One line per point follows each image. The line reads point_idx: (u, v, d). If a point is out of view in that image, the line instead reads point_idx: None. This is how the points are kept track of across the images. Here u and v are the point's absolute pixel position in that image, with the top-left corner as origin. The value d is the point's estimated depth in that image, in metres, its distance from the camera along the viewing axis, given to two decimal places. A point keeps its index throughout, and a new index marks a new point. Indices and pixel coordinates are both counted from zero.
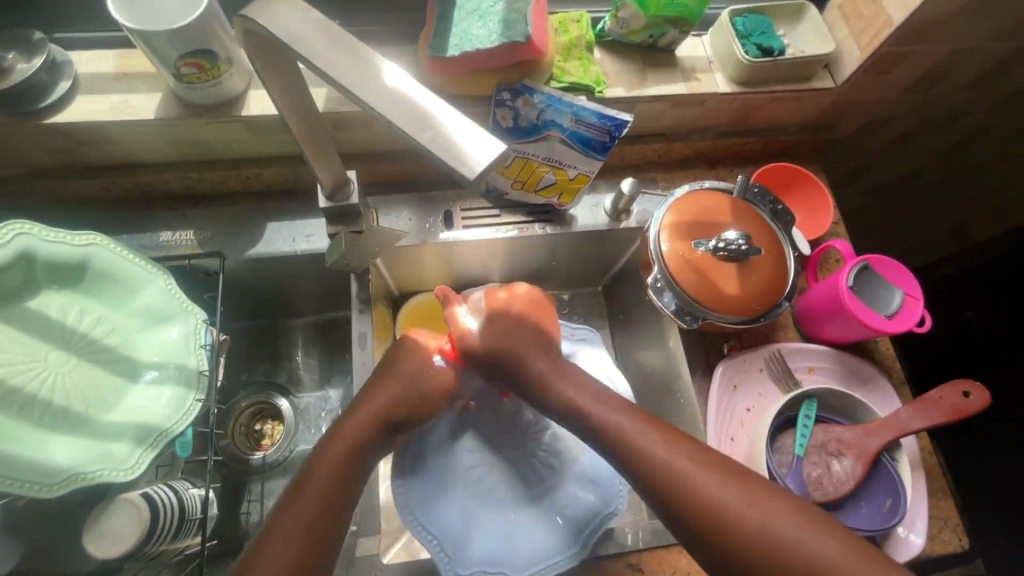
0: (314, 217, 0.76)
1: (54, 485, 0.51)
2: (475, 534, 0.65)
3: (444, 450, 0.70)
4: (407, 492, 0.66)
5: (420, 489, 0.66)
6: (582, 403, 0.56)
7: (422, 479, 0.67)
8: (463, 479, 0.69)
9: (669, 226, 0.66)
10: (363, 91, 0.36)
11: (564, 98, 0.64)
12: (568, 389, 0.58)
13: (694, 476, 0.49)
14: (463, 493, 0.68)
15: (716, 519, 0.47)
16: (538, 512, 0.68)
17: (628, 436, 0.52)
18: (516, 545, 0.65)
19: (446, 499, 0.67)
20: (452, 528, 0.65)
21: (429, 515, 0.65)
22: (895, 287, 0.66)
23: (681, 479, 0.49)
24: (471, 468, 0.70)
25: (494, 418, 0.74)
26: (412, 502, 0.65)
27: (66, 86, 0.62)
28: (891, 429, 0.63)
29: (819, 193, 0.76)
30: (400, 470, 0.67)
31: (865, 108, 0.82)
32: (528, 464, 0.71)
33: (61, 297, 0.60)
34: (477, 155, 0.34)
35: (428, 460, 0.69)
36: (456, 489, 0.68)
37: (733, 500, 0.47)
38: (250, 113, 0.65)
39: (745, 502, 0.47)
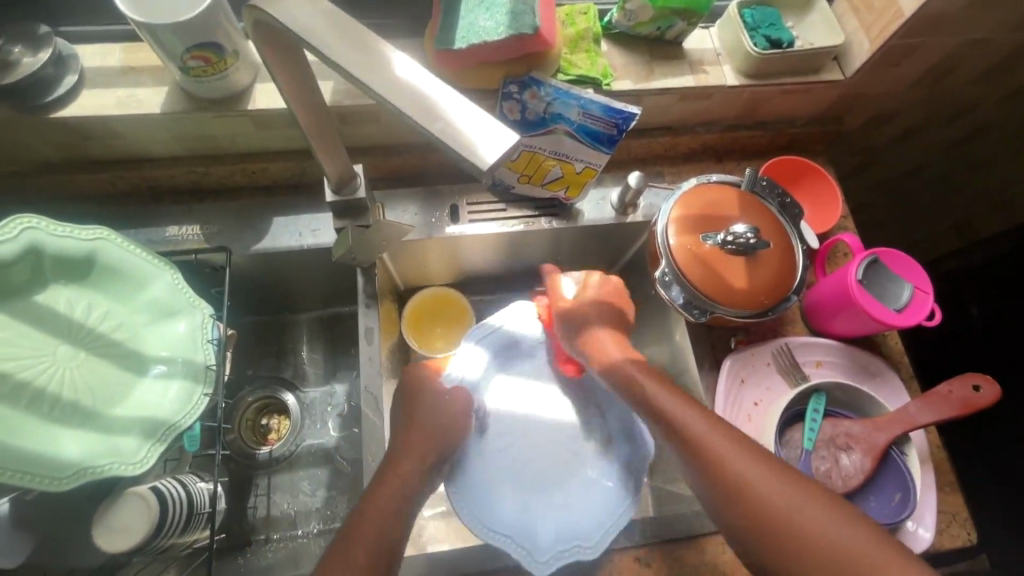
0: (320, 212, 0.76)
1: (65, 478, 0.51)
2: (541, 517, 0.65)
3: (481, 447, 0.68)
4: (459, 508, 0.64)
5: (475, 496, 0.65)
6: (646, 383, 0.60)
7: (473, 489, 0.65)
8: (500, 479, 0.67)
9: (677, 220, 0.66)
10: (373, 82, 0.36)
11: (570, 91, 0.63)
12: (632, 369, 0.62)
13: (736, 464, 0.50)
14: (513, 484, 0.67)
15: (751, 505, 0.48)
16: (583, 480, 0.68)
17: (675, 416, 0.55)
18: (581, 515, 0.65)
19: (500, 495, 0.66)
20: (520, 523, 0.64)
21: (492, 517, 0.64)
22: (904, 281, 0.65)
23: (718, 458, 0.51)
24: (504, 465, 0.68)
25: (531, 399, 0.73)
26: (474, 511, 0.63)
27: (72, 81, 0.62)
28: (901, 423, 0.62)
29: (828, 187, 0.75)
30: (453, 488, 0.64)
31: (874, 101, 0.81)
32: (556, 444, 0.71)
33: (69, 291, 0.60)
34: (486, 146, 0.34)
35: (472, 466, 0.66)
36: (504, 481, 0.67)
37: (767, 484, 0.48)
38: (257, 107, 0.65)
39: (776, 488, 0.48)
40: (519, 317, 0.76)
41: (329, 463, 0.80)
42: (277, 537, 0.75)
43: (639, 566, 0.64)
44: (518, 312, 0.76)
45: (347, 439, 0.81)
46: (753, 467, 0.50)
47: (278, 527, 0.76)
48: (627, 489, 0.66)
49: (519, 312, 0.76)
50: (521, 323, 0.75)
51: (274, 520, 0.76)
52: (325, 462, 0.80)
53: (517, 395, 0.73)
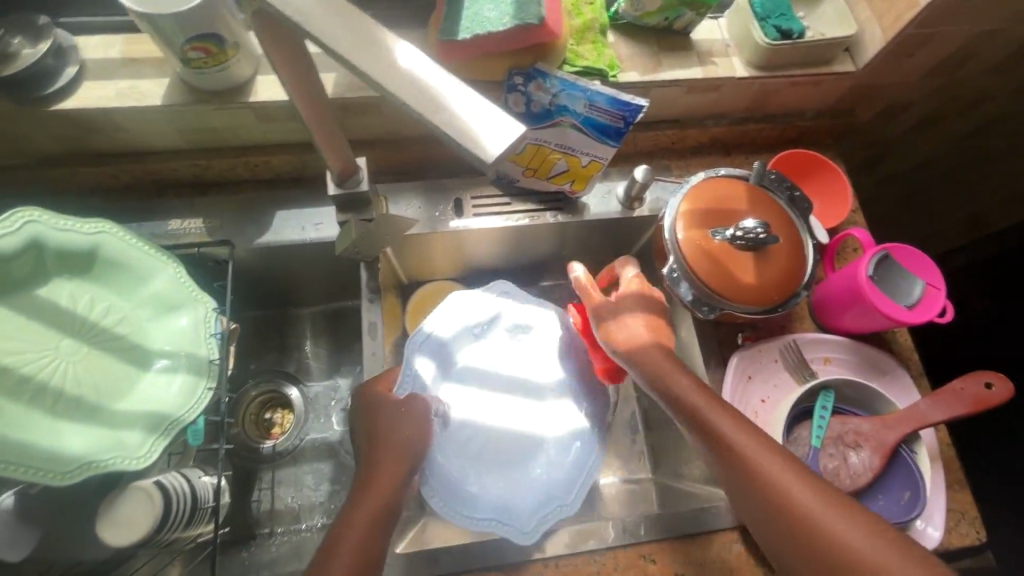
0: (323, 205, 0.75)
1: (68, 473, 0.51)
2: (514, 488, 0.66)
3: (444, 438, 0.67)
4: (441, 502, 0.63)
5: (447, 486, 0.64)
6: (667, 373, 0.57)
7: (444, 480, 0.64)
8: (465, 463, 0.67)
9: (685, 215, 0.65)
10: (375, 72, 0.35)
11: (577, 83, 0.63)
12: (658, 362, 0.59)
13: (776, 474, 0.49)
14: (479, 466, 0.67)
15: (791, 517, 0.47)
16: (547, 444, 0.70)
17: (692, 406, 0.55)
18: (551, 480, 0.67)
19: (471, 480, 0.66)
20: (494, 501, 0.64)
21: (468, 502, 0.64)
22: (915, 277, 0.64)
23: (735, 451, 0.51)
24: (467, 452, 0.68)
25: (486, 404, 0.71)
26: (449, 502, 0.63)
27: (73, 72, 0.61)
28: (910, 421, 0.62)
29: (838, 180, 0.74)
30: (427, 484, 0.63)
31: (885, 92, 0.80)
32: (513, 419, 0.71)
33: (71, 285, 0.59)
34: (492, 139, 0.33)
35: (439, 459, 0.65)
36: (472, 465, 0.67)
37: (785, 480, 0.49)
38: (258, 99, 0.64)
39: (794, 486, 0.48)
40: (449, 312, 0.72)
41: (333, 457, 0.80)
42: (282, 531, 0.75)
43: (644, 563, 0.64)
44: (449, 306, 0.73)
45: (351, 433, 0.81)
46: (784, 476, 0.49)
47: (282, 520, 0.76)
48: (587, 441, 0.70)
49: (448, 308, 0.72)
50: (454, 320, 0.72)
51: (278, 513, 0.76)
52: (329, 456, 0.80)
53: (471, 401, 0.71)
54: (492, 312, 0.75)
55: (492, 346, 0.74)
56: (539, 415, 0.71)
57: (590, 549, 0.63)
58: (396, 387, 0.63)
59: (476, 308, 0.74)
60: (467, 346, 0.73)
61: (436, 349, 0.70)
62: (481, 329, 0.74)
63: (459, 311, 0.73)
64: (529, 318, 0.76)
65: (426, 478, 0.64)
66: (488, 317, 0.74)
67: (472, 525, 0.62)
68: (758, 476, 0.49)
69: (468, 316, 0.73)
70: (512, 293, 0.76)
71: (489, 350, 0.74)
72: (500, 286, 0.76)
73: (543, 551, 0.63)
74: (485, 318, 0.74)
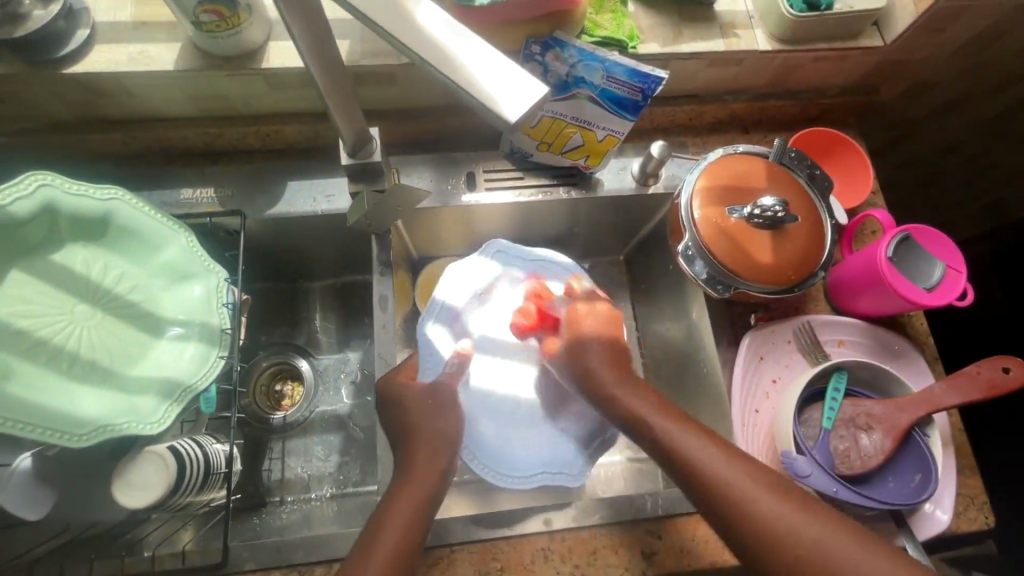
0: (335, 177, 0.74)
1: (84, 435, 0.51)
2: (548, 437, 0.71)
3: (476, 412, 0.70)
4: (491, 467, 0.67)
5: (491, 456, 0.68)
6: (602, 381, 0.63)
7: (486, 452, 0.68)
8: (498, 422, 0.70)
9: (702, 191, 0.63)
10: (396, 32, 0.34)
11: (596, 53, 0.60)
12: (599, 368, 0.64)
13: (736, 479, 0.50)
14: (508, 422, 0.71)
15: (754, 526, 0.48)
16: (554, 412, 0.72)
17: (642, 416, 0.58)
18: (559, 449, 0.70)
19: (509, 442, 0.70)
20: (538, 453, 0.69)
21: (513, 463, 0.68)
22: (936, 260, 0.63)
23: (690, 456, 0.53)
24: (494, 413, 0.71)
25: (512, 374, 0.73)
26: (496, 467, 0.67)
27: (84, 34, 0.61)
28: (924, 404, 0.61)
29: (860, 161, 0.73)
30: (474, 461, 0.67)
31: (913, 69, 0.77)
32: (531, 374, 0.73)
33: (85, 252, 0.60)
34: (511, 101, 0.32)
35: (476, 434, 0.69)
36: (506, 428, 0.71)
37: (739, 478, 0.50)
38: (271, 65, 0.63)
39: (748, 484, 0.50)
40: (451, 283, 0.73)
41: (342, 429, 0.81)
42: (292, 499, 0.76)
43: (651, 539, 0.64)
44: (450, 277, 0.73)
45: (360, 406, 0.82)
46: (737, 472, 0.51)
47: (293, 489, 0.77)
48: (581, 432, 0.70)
49: (448, 281, 0.73)
50: (460, 288, 0.73)
51: (288, 482, 0.77)
52: (338, 428, 0.81)
53: (498, 371, 0.73)
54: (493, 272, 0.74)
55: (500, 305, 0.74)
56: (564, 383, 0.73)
57: (597, 523, 0.63)
58: (421, 372, 0.65)
59: (479, 273, 0.74)
60: (477, 311, 0.73)
61: (444, 321, 0.70)
62: (486, 292, 0.74)
63: (461, 280, 0.73)
64: (531, 266, 0.75)
65: (471, 458, 0.67)
66: (489, 278, 0.74)
67: (525, 482, 0.67)
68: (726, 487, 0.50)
69: (472, 283, 0.73)
70: (509, 247, 0.74)
71: (496, 310, 0.74)
72: (494, 246, 0.74)
73: (549, 525, 0.63)
74: (488, 281, 0.74)
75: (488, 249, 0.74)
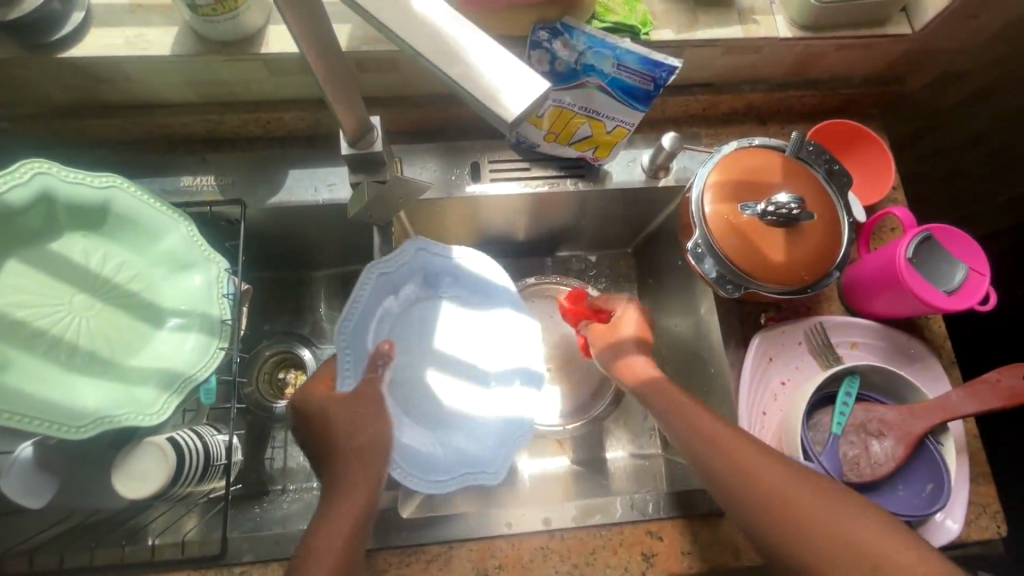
0: (337, 165, 0.73)
1: (81, 427, 0.51)
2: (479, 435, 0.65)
3: (397, 414, 0.62)
4: (424, 477, 0.60)
5: (416, 461, 0.60)
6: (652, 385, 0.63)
7: (410, 458, 0.60)
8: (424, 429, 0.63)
9: (714, 186, 0.61)
10: (388, 19, 0.32)
11: (606, 40, 0.58)
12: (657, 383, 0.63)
13: (683, 400, 0.60)
14: (429, 423, 0.64)
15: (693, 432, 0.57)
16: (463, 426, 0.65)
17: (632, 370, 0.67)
18: (481, 444, 0.64)
19: (434, 444, 0.63)
20: (462, 452, 0.63)
21: (441, 467, 0.61)
22: (959, 261, 0.60)
23: (654, 385, 0.63)
24: (421, 422, 0.63)
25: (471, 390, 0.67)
26: (427, 476, 0.60)
27: (79, 18, 0.59)
28: (940, 411, 0.59)
29: (879, 151, 0.70)
30: (402, 472, 0.59)
31: (940, 57, 0.74)
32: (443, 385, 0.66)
33: (83, 241, 0.59)
34: (511, 96, 0.30)
35: (398, 437, 0.60)
36: (431, 430, 0.63)
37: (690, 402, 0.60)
38: (270, 51, 0.61)
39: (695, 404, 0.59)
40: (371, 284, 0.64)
41: None
42: (294, 488, 0.76)
43: (651, 540, 0.63)
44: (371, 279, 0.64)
45: None
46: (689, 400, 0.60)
47: (295, 478, 0.77)
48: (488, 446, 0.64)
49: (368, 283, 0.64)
50: (376, 292, 0.64)
51: (291, 471, 0.77)
52: None
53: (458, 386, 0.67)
54: (414, 270, 0.67)
55: (422, 309, 0.68)
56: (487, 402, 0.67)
57: (597, 524, 0.62)
58: (336, 381, 0.59)
59: (400, 274, 0.66)
60: (397, 314, 0.67)
61: (365, 325, 0.63)
62: (407, 291, 0.68)
63: (384, 279, 0.64)
64: (456, 270, 0.69)
65: (405, 475, 0.59)
66: (408, 277, 0.67)
67: (453, 484, 0.61)
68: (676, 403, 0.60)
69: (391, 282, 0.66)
70: (435, 248, 0.68)
71: (419, 314, 0.68)
72: (417, 244, 0.66)
73: (548, 523, 0.62)
74: (405, 279, 0.67)
75: (410, 246, 0.66)
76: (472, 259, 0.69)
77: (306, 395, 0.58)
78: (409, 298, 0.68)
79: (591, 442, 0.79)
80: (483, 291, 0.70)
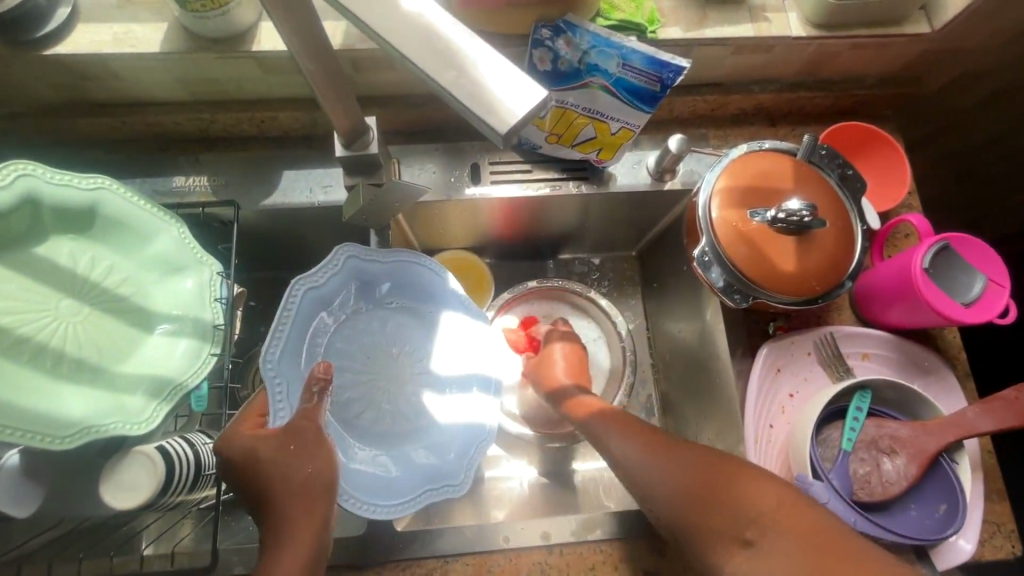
0: (332, 166, 0.71)
1: (64, 438, 0.49)
2: (437, 449, 0.62)
3: (344, 439, 0.60)
4: (377, 501, 0.56)
5: (368, 487, 0.57)
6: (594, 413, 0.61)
7: (360, 483, 0.57)
8: (372, 452, 0.61)
9: (722, 191, 0.59)
10: (375, 19, 0.30)
11: (610, 39, 0.55)
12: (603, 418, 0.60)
13: (617, 418, 0.59)
14: (383, 443, 0.62)
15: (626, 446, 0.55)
16: (415, 445, 0.62)
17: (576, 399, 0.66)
18: (442, 456, 0.61)
19: (387, 467, 0.60)
20: (418, 468, 0.60)
21: (397, 487, 0.58)
22: (977, 272, 0.58)
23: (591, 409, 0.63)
24: (369, 446, 0.61)
25: (458, 405, 0.64)
26: (382, 500, 0.56)
27: (66, 14, 0.57)
28: (954, 429, 0.57)
29: (895, 156, 0.67)
30: (354, 501, 0.55)
31: (958, 58, 0.71)
32: (392, 403, 0.64)
33: (71, 244, 0.57)
34: (505, 105, 0.28)
35: (344, 463, 0.58)
36: (384, 453, 0.61)
37: (623, 422, 0.58)
38: (262, 48, 0.59)
39: (629, 424, 0.57)
40: (302, 303, 0.59)
41: None
42: None
43: (653, 557, 0.61)
44: (298, 297, 0.59)
45: None
46: (622, 422, 0.58)
47: None
48: (448, 462, 0.60)
49: (293, 302, 0.58)
50: (303, 310, 0.60)
51: None
52: None
53: (450, 401, 0.64)
54: (347, 283, 0.63)
55: (357, 320, 0.65)
56: (462, 413, 0.63)
57: (598, 538, 0.61)
58: (267, 418, 0.52)
59: (329, 287, 0.62)
60: (331, 330, 0.63)
61: (293, 349, 0.58)
62: (342, 306, 0.64)
63: (314, 293, 0.60)
64: (392, 274, 0.65)
65: (356, 502, 0.55)
66: (342, 290, 0.63)
67: (414, 505, 0.57)
68: (612, 420, 0.59)
69: (323, 298, 0.61)
70: (367, 253, 0.63)
71: (355, 326, 0.64)
72: (346, 252, 0.62)
73: (547, 538, 0.60)
74: (337, 292, 0.63)
75: (337, 254, 0.61)
76: (406, 268, 0.65)
77: (228, 436, 0.48)
78: (343, 311, 0.64)
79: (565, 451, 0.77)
80: (422, 295, 0.66)
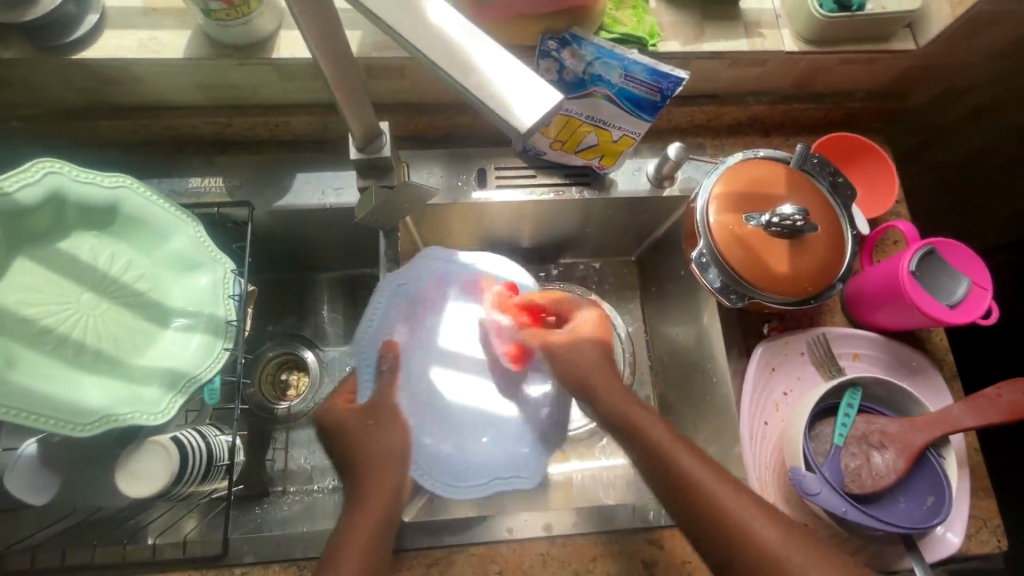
0: (343, 169, 0.73)
1: (86, 425, 0.51)
2: (504, 439, 0.66)
3: (421, 416, 0.61)
4: (443, 480, 0.61)
5: (438, 466, 0.61)
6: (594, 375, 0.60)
7: (433, 462, 0.60)
8: (445, 430, 0.63)
9: (719, 197, 0.61)
10: (404, 27, 0.33)
11: (614, 51, 0.58)
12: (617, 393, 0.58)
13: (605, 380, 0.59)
14: (434, 421, 0.63)
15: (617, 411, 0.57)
16: (484, 432, 0.66)
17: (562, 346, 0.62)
18: (512, 449, 0.66)
19: (455, 449, 0.63)
20: (484, 455, 0.64)
21: (463, 471, 0.62)
22: (961, 276, 0.61)
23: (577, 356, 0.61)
24: (442, 425, 0.63)
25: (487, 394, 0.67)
26: (450, 481, 0.61)
27: (94, 21, 0.60)
28: (940, 425, 0.59)
29: (886, 170, 0.70)
30: (429, 479, 0.60)
31: (943, 74, 0.75)
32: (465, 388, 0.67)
33: (93, 240, 0.59)
34: (524, 107, 0.31)
35: (420, 439, 0.60)
36: (451, 433, 0.63)
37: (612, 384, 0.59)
38: (280, 57, 0.62)
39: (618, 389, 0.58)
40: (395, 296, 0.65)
41: None
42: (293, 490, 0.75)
43: (651, 549, 0.63)
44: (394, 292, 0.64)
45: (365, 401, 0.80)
46: (614, 389, 0.59)
47: (295, 480, 0.75)
48: (525, 459, 0.66)
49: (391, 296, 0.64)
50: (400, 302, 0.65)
51: (290, 473, 0.76)
52: None
53: (475, 388, 0.67)
54: (435, 279, 0.68)
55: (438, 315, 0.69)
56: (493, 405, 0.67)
57: (596, 531, 0.63)
58: (357, 393, 0.59)
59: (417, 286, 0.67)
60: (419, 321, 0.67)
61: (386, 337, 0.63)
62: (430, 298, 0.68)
63: (401, 290, 0.65)
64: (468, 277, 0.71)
65: (428, 479, 0.59)
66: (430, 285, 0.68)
67: (480, 491, 0.62)
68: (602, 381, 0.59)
69: (413, 292, 0.66)
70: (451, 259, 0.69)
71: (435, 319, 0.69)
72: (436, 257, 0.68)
73: (549, 530, 0.62)
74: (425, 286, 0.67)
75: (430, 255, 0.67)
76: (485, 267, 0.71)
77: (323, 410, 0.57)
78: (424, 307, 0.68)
79: (573, 447, 0.79)
80: None
